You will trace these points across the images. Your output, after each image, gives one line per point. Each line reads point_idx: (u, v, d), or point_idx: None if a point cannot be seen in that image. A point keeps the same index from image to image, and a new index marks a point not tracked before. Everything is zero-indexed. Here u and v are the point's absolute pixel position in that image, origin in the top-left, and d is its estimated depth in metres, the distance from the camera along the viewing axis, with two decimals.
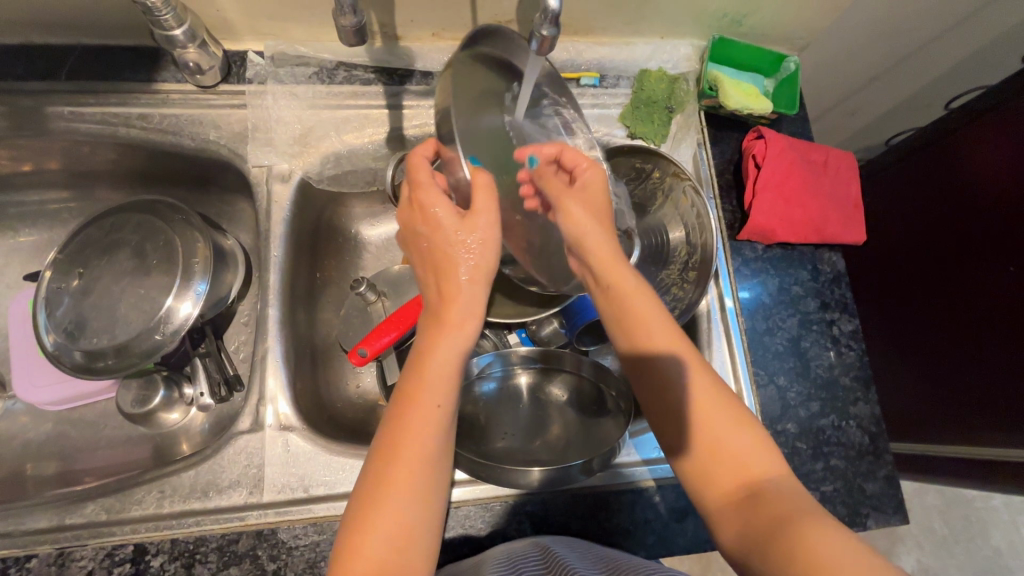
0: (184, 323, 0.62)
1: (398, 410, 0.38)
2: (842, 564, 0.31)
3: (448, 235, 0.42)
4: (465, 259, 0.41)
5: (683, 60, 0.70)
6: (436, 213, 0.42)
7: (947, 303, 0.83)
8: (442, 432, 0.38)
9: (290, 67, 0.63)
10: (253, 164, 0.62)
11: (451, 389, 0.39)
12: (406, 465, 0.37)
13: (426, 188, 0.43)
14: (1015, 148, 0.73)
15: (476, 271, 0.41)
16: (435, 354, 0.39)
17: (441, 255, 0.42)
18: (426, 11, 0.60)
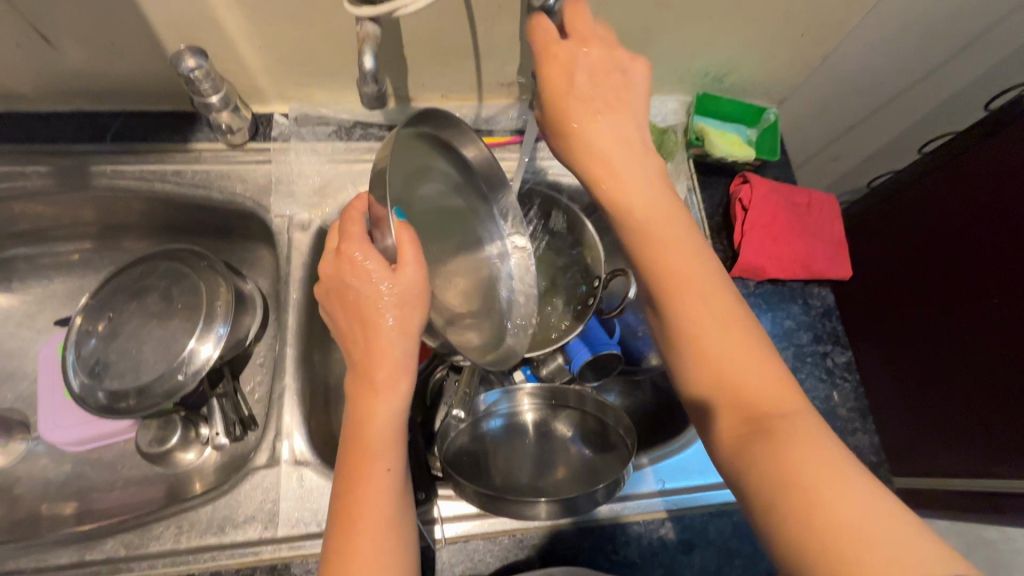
0: (205, 365, 0.66)
1: (350, 478, 0.41)
2: (853, 500, 0.32)
3: (379, 291, 0.41)
4: (392, 317, 0.42)
5: (671, 114, 0.76)
6: (368, 267, 0.42)
7: (933, 333, 0.85)
8: (394, 494, 0.41)
9: (311, 126, 0.69)
10: (275, 215, 0.67)
11: (397, 450, 0.42)
12: (368, 534, 0.39)
13: (354, 240, 0.43)
14: (992, 189, 0.78)
15: (404, 326, 0.42)
16: (375, 419, 0.41)
17: (365, 314, 0.42)
18: (436, 76, 0.66)
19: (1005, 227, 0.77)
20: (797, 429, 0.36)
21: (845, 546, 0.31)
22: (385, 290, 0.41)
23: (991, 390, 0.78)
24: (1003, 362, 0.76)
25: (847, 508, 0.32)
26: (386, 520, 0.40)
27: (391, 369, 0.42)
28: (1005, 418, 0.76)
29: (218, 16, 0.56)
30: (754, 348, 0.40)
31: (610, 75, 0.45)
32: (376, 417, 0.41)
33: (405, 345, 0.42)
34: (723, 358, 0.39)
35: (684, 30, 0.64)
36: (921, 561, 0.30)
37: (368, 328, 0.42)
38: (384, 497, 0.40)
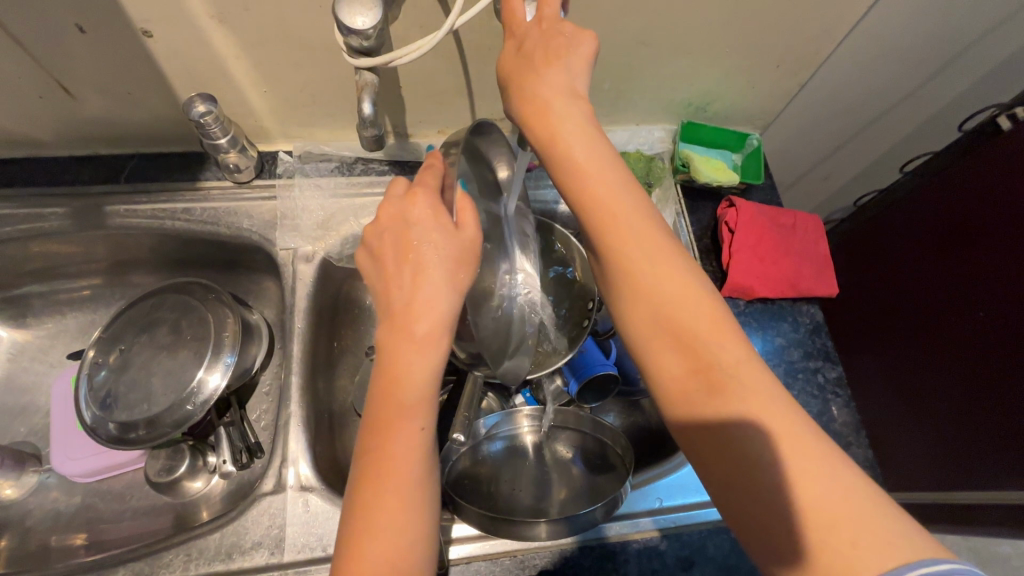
0: (213, 394, 0.68)
1: (379, 432, 0.42)
2: (814, 479, 0.35)
3: (441, 238, 0.44)
4: (442, 268, 0.43)
5: (658, 142, 0.79)
6: (433, 213, 0.44)
7: (928, 348, 0.87)
8: (423, 456, 0.42)
9: (315, 163, 0.73)
10: (281, 248, 0.70)
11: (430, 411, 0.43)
12: (395, 494, 0.41)
13: (426, 187, 0.46)
14: (968, 206, 0.81)
15: (455, 281, 0.43)
16: (410, 375, 0.42)
17: (415, 260, 0.43)
18: (432, 113, 0.70)
19: (986, 244, 0.79)
20: (748, 389, 0.38)
21: (809, 520, 0.34)
22: (445, 243, 0.43)
23: (981, 402, 0.80)
24: (989, 376, 0.78)
25: (814, 484, 0.35)
26: (414, 478, 0.41)
27: (434, 325, 0.42)
28: (995, 431, 0.77)
29: (227, 64, 0.59)
30: (697, 295, 0.42)
31: (554, 36, 0.46)
32: (412, 370, 0.42)
33: (452, 300, 0.43)
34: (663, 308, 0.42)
35: (666, 64, 0.67)
36: (886, 545, 0.32)
37: (416, 277, 0.43)
38: (418, 456, 0.42)
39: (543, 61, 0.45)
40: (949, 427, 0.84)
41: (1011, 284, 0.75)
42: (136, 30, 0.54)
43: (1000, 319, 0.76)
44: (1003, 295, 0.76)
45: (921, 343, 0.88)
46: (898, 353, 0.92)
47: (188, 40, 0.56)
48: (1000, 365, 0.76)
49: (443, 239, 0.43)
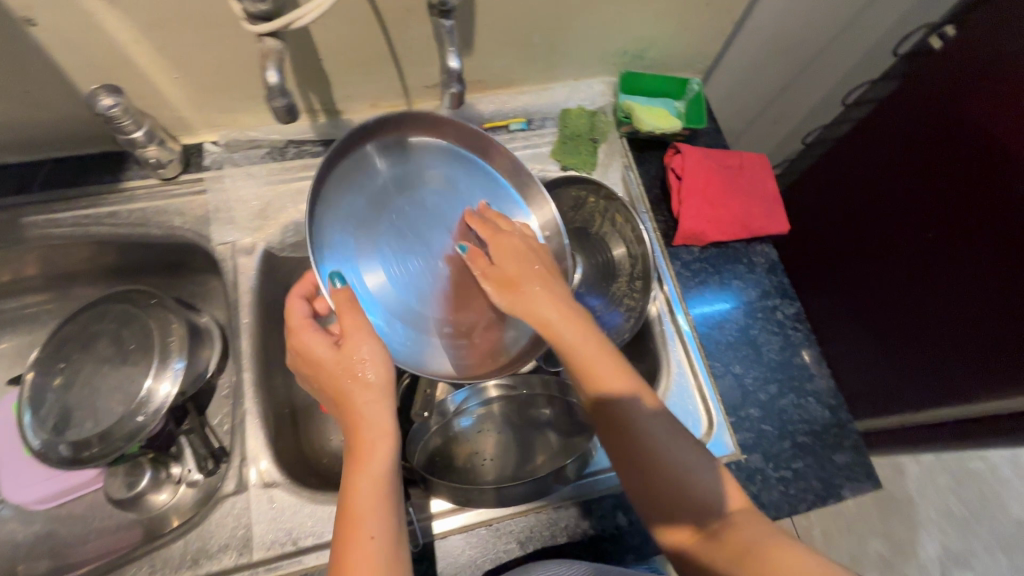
0: (164, 402, 0.66)
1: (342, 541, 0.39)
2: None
3: (336, 362, 0.45)
4: (355, 383, 0.45)
5: (599, 96, 0.77)
6: (315, 350, 0.46)
7: (891, 275, 0.88)
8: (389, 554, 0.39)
9: (244, 151, 0.69)
10: (217, 242, 0.67)
11: (384, 512, 0.40)
12: None
13: (302, 330, 0.48)
14: (912, 130, 0.83)
15: (381, 389, 0.45)
16: (354, 489, 0.41)
17: (342, 389, 0.45)
18: (360, 85, 0.67)
19: (929, 162, 0.81)
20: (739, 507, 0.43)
21: None
22: (340, 362, 0.45)
23: (950, 320, 0.80)
24: (955, 289, 0.79)
25: (735, 504, 0.43)
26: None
27: (369, 432, 0.43)
28: (975, 343, 0.78)
29: (126, 49, 0.55)
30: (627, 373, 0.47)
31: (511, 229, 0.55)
32: (365, 488, 0.41)
33: (385, 404, 0.45)
34: (601, 391, 0.46)
35: (595, 12, 0.65)
36: None
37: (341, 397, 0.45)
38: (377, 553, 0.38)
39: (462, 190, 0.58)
40: (923, 352, 0.85)
41: (967, 193, 0.76)
42: (16, 19, 0.50)
43: (957, 231, 0.78)
44: (955, 206, 0.78)
45: (884, 273, 0.89)
46: (867, 287, 0.92)
47: (79, 24, 0.51)
48: (967, 275, 0.77)
49: (355, 349, 0.45)
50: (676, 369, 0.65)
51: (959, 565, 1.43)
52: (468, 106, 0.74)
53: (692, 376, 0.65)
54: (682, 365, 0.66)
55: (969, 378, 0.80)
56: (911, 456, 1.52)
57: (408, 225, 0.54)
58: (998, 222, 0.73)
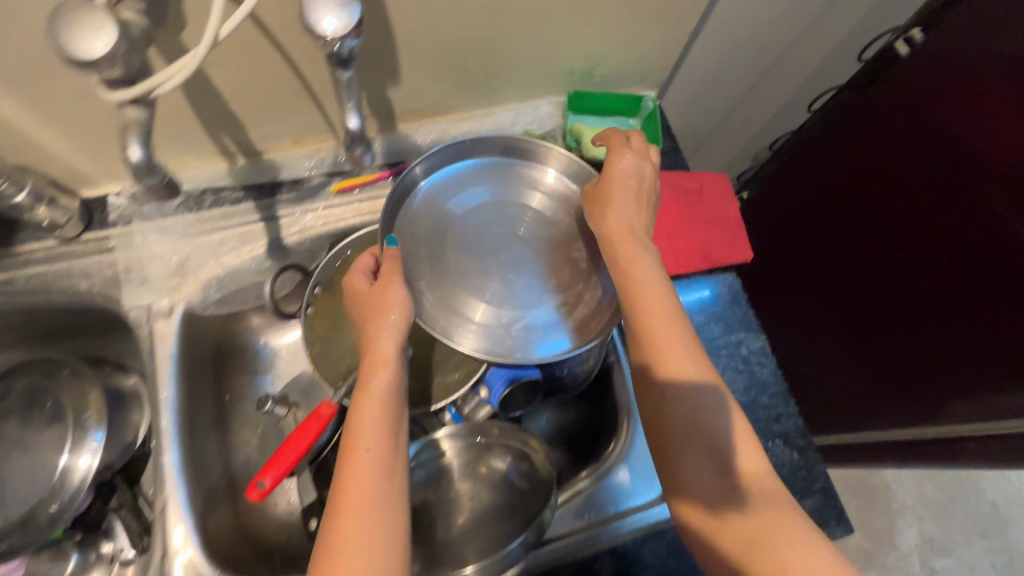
0: (85, 478, 0.60)
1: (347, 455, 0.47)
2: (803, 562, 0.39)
3: (370, 302, 0.53)
4: (377, 323, 0.52)
5: (547, 118, 0.71)
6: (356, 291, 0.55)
7: (875, 286, 0.85)
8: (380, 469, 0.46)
9: (154, 202, 0.62)
10: (129, 307, 0.61)
11: (383, 434, 0.48)
12: (349, 505, 0.44)
13: (353, 276, 0.56)
14: (882, 133, 0.79)
15: (399, 325, 0.52)
16: (362, 411, 0.49)
17: (369, 320, 0.54)
18: (278, 123, 0.60)
19: (906, 172, 0.76)
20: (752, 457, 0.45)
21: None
22: (367, 304, 0.53)
23: (933, 332, 0.77)
24: (939, 302, 0.76)
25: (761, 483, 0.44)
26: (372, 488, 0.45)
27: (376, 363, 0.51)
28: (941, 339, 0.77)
29: None
30: (675, 327, 0.49)
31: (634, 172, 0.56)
32: (366, 407, 0.49)
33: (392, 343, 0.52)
34: (649, 328, 0.49)
35: (533, 31, 0.59)
36: None
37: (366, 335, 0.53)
38: (369, 469, 0.46)
39: (505, 189, 0.63)
40: (889, 347, 0.85)
41: (945, 205, 0.72)
42: None
43: (938, 243, 0.74)
44: (935, 219, 0.74)
45: (869, 283, 0.85)
46: (855, 296, 0.89)
47: None
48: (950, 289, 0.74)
49: (385, 291, 0.53)
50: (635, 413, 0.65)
51: (938, 552, 1.44)
52: (404, 138, 0.67)
53: None
54: None
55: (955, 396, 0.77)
56: None
57: (473, 247, 0.59)
58: (980, 234, 0.70)
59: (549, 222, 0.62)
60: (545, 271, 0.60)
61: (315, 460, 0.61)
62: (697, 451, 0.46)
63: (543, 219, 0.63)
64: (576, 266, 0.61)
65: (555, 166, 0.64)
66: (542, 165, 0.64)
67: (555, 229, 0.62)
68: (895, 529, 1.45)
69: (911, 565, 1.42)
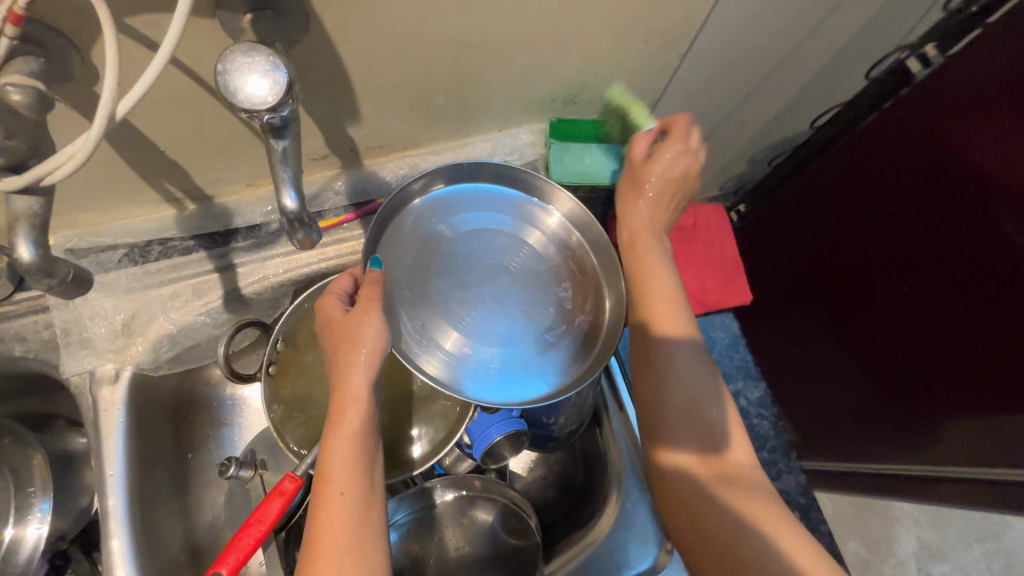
0: (38, 546, 0.57)
1: (319, 504, 0.40)
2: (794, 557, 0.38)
3: (345, 327, 0.45)
4: (349, 353, 0.44)
5: (528, 147, 0.66)
6: (330, 313, 0.47)
7: (882, 312, 0.78)
8: (354, 522, 0.40)
9: (93, 255, 0.56)
10: (70, 373, 0.55)
11: (359, 481, 0.41)
12: (323, 562, 0.38)
13: (327, 295, 0.48)
14: (885, 146, 0.73)
15: (373, 358, 0.44)
16: (333, 455, 0.42)
17: (339, 349, 0.46)
18: (226, 168, 0.54)
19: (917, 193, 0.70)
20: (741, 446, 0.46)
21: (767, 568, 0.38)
22: (342, 328, 0.45)
23: (940, 357, 0.70)
24: (949, 334, 0.69)
25: (751, 468, 0.44)
26: (347, 545, 0.39)
27: (347, 399, 0.44)
28: (950, 362, 0.69)
29: None
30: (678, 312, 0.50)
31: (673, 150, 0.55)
32: (337, 455, 0.42)
33: (365, 376, 0.44)
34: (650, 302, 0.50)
35: (506, 62, 0.53)
36: None
37: (338, 366, 0.45)
38: (343, 524, 0.39)
39: (501, 218, 0.55)
40: (893, 371, 0.78)
41: (957, 228, 0.66)
42: None
43: (951, 271, 0.67)
44: (948, 245, 0.67)
45: (875, 307, 0.79)
46: (860, 321, 0.82)
47: None
48: (958, 314, 0.67)
49: (361, 317, 0.44)
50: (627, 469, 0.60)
51: (936, 558, 1.42)
52: (371, 174, 0.61)
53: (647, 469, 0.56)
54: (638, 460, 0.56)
55: (958, 434, 0.70)
56: None
57: (459, 273, 0.52)
58: (996, 266, 0.63)
59: (542, 263, 0.55)
60: (531, 313, 0.53)
61: (284, 529, 0.57)
62: (689, 431, 0.46)
63: (537, 259, 0.55)
64: (565, 318, 0.54)
65: (558, 208, 0.57)
66: (544, 203, 0.57)
67: (549, 272, 0.55)
68: (893, 535, 1.44)
69: (909, 571, 1.41)
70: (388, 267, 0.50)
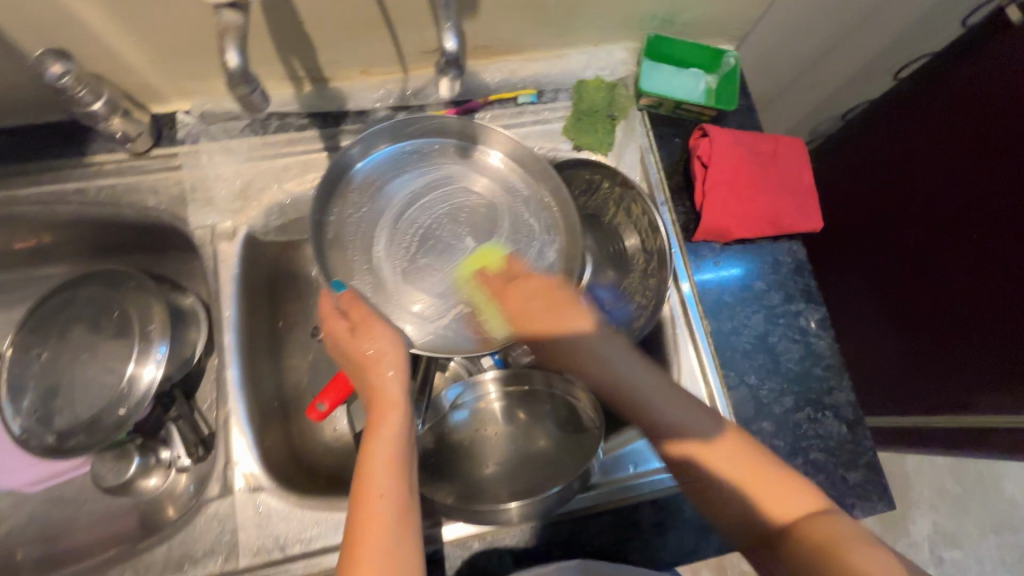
0: (150, 389, 0.63)
1: (357, 508, 0.41)
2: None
3: (359, 349, 0.48)
4: (377, 370, 0.47)
5: (620, 65, 0.68)
6: (336, 336, 0.49)
7: (930, 286, 0.81)
8: (397, 516, 0.41)
9: (222, 123, 0.62)
10: (196, 226, 0.61)
11: (399, 479, 0.42)
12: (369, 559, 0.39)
13: (327, 317, 0.50)
14: (965, 110, 0.73)
15: (395, 363, 0.48)
16: (371, 457, 0.43)
17: (361, 368, 0.48)
18: (348, 50, 0.58)
19: (979, 174, 0.72)
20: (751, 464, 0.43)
21: None
22: (357, 349, 0.48)
23: (994, 329, 0.73)
24: (1000, 310, 0.72)
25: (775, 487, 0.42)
26: (393, 537, 0.40)
27: (384, 407, 0.46)
28: (1002, 335, 0.72)
29: (71, 6, 0.47)
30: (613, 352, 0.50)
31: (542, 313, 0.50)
32: (376, 458, 0.43)
33: (398, 382, 0.47)
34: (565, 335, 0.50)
35: None
36: None
37: (370, 380, 0.48)
38: (385, 521, 0.40)
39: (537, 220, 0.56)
40: (940, 338, 0.81)
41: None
42: None
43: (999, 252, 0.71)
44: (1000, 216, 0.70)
45: (928, 276, 0.81)
46: (903, 290, 0.85)
47: None
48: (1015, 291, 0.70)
49: (370, 336, 0.48)
50: (688, 377, 0.61)
51: (950, 544, 1.41)
52: (472, 76, 0.65)
53: (705, 384, 0.61)
54: (693, 371, 0.62)
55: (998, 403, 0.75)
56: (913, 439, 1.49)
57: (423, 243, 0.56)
58: None
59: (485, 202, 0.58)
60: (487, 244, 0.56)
61: None
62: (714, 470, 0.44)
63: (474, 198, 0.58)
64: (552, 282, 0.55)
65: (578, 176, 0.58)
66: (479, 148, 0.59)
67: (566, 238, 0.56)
68: (911, 518, 1.43)
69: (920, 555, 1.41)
70: (340, 249, 0.55)
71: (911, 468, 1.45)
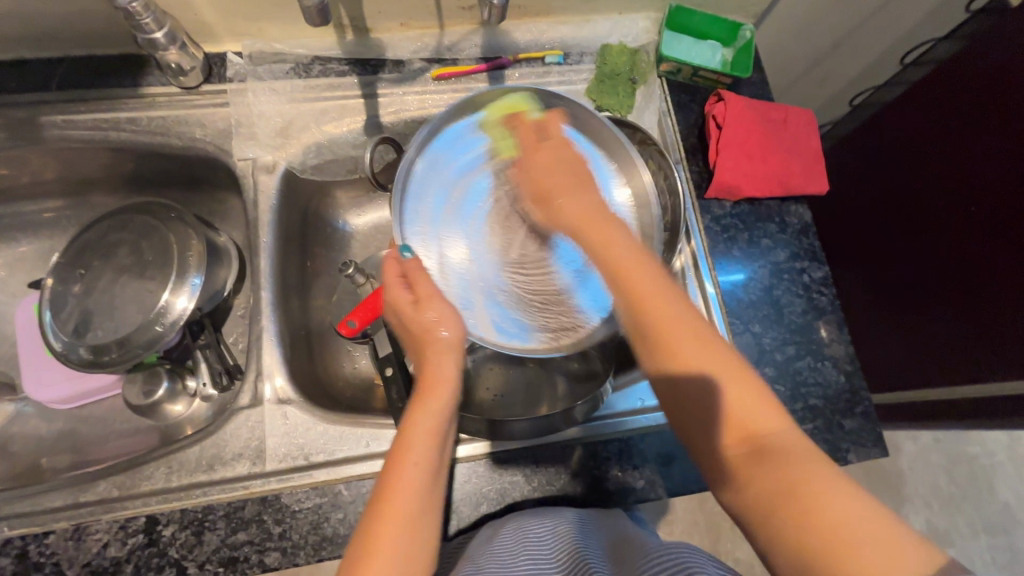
0: (182, 316, 0.66)
1: (389, 475, 0.40)
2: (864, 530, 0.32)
3: (418, 319, 0.46)
4: (433, 346, 0.46)
5: (642, 33, 0.73)
6: (395, 302, 0.47)
7: (928, 262, 0.85)
8: (424, 493, 0.40)
9: (268, 65, 0.67)
10: (238, 158, 0.65)
11: (438, 453, 0.41)
12: (391, 528, 0.38)
13: (391, 287, 0.48)
14: (961, 94, 0.78)
15: (454, 342, 0.46)
16: (412, 427, 0.42)
17: (418, 340, 0.47)
18: (391, 2, 0.63)
19: (975, 153, 0.77)
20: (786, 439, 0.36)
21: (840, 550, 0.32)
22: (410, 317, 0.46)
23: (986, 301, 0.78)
24: (992, 282, 0.76)
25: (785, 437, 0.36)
26: (415, 511, 0.39)
27: (437, 379, 0.44)
28: (994, 305, 0.77)
29: None
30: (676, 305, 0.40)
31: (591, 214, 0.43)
32: (420, 428, 0.41)
33: (456, 359, 0.46)
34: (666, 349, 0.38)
35: None
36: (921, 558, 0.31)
37: (423, 354, 0.46)
38: (415, 490, 0.39)
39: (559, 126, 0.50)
40: (934, 312, 0.86)
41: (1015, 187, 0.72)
42: None
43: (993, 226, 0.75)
44: (999, 192, 0.74)
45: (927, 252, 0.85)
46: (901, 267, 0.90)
47: None
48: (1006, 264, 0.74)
49: (431, 310, 0.46)
50: None
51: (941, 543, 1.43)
52: (504, 35, 0.70)
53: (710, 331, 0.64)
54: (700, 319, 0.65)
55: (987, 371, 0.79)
56: (909, 436, 1.50)
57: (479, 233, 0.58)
58: None
59: None
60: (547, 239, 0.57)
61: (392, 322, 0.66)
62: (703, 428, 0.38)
63: None
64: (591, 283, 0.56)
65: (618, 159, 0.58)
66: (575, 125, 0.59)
67: None
68: (904, 514, 1.45)
69: None
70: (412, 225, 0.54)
71: (907, 466, 1.47)
